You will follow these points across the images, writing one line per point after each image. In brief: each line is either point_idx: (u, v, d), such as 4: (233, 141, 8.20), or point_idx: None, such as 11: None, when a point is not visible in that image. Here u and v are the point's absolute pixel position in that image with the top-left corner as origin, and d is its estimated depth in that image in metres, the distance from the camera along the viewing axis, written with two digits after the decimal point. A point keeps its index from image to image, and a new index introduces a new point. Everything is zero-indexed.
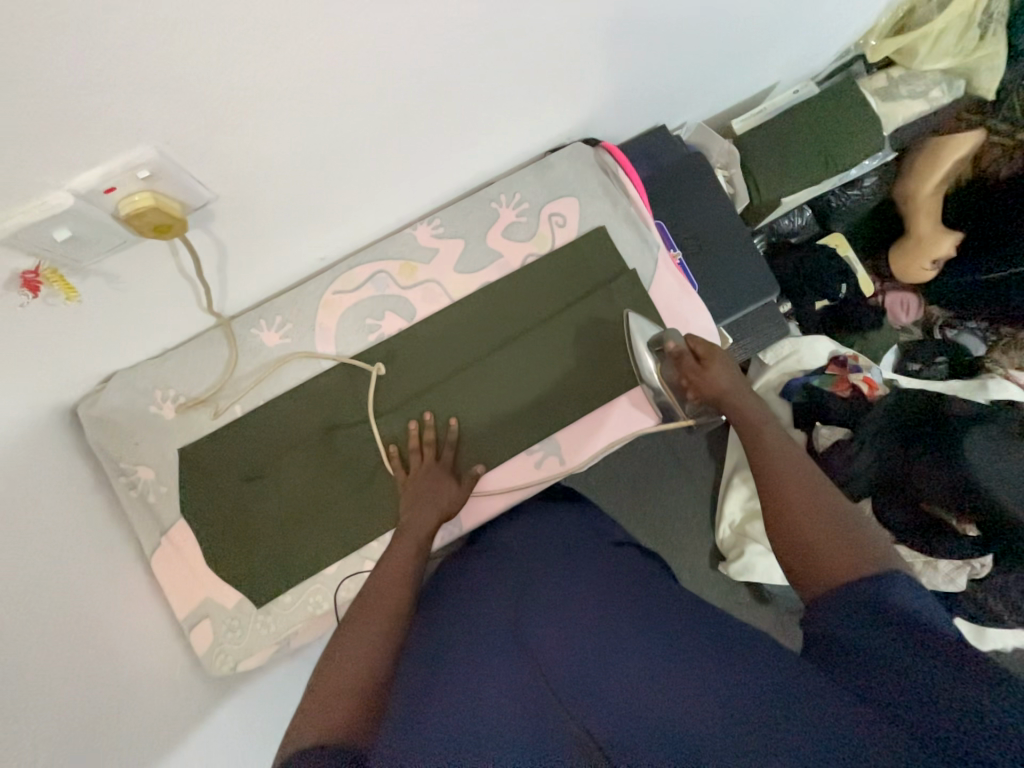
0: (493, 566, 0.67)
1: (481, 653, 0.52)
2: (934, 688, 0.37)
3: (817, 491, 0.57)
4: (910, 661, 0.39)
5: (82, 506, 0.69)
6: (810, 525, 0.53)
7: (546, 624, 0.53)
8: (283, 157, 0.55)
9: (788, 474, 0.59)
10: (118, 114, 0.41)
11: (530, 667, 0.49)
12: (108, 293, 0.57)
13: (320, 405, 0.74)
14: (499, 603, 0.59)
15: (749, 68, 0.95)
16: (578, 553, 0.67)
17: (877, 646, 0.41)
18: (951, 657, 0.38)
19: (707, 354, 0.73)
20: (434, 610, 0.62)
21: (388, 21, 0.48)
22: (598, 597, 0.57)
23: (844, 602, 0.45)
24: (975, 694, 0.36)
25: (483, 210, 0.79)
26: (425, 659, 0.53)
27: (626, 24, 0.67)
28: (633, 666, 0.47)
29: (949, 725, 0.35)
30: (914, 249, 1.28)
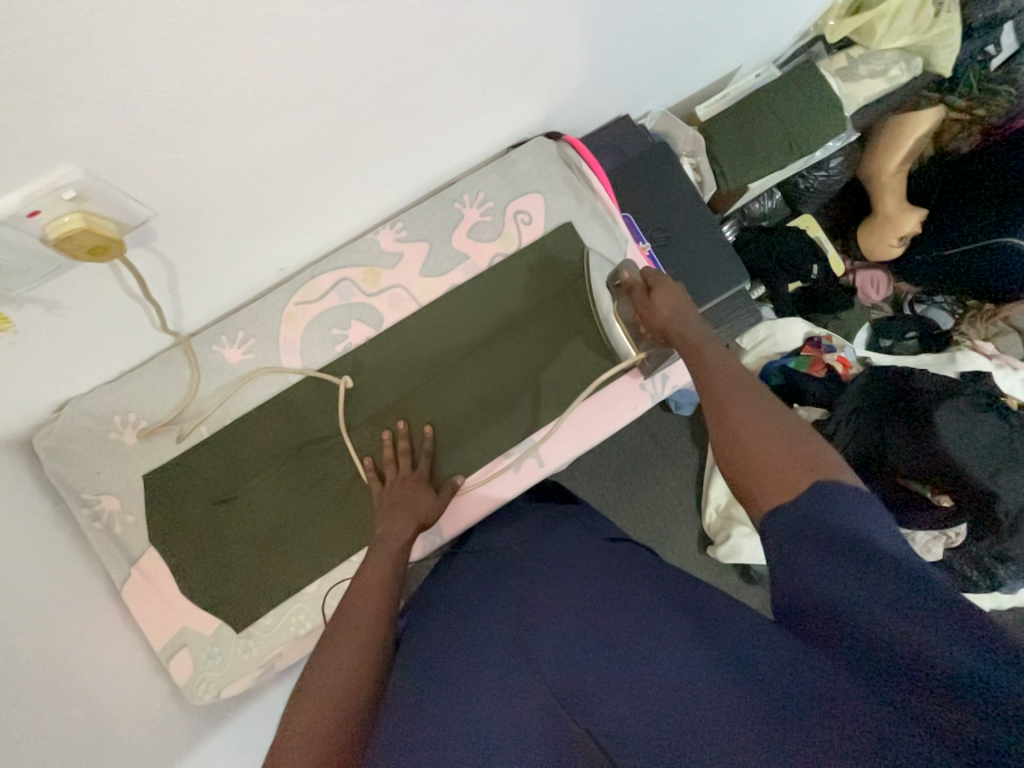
0: (485, 569, 0.66)
1: (473, 656, 0.50)
2: (913, 644, 0.32)
3: (763, 404, 0.55)
4: (879, 610, 0.35)
5: (43, 542, 0.66)
6: (762, 442, 0.51)
7: (536, 618, 0.51)
8: (226, 167, 0.52)
9: (735, 392, 0.56)
10: (35, 133, 0.38)
11: (526, 665, 0.46)
12: (49, 321, 0.54)
13: (289, 421, 0.72)
14: (494, 605, 0.57)
15: (709, 54, 0.94)
16: (570, 547, 0.65)
17: (845, 596, 0.37)
18: (935, 609, 0.34)
19: (655, 282, 0.69)
20: (429, 618, 0.61)
21: (326, 22, 0.46)
22: (583, 585, 0.55)
23: (812, 543, 0.41)
24: (968, 658, 0.31)
25: (446, 210, 0.77)
26: (417, 667, 0.51)
27: (580, 14, 0.65)
28: (619, 659, 0.43)
29: (942, 701, 0.30)
30: (881, 227, 1.29)
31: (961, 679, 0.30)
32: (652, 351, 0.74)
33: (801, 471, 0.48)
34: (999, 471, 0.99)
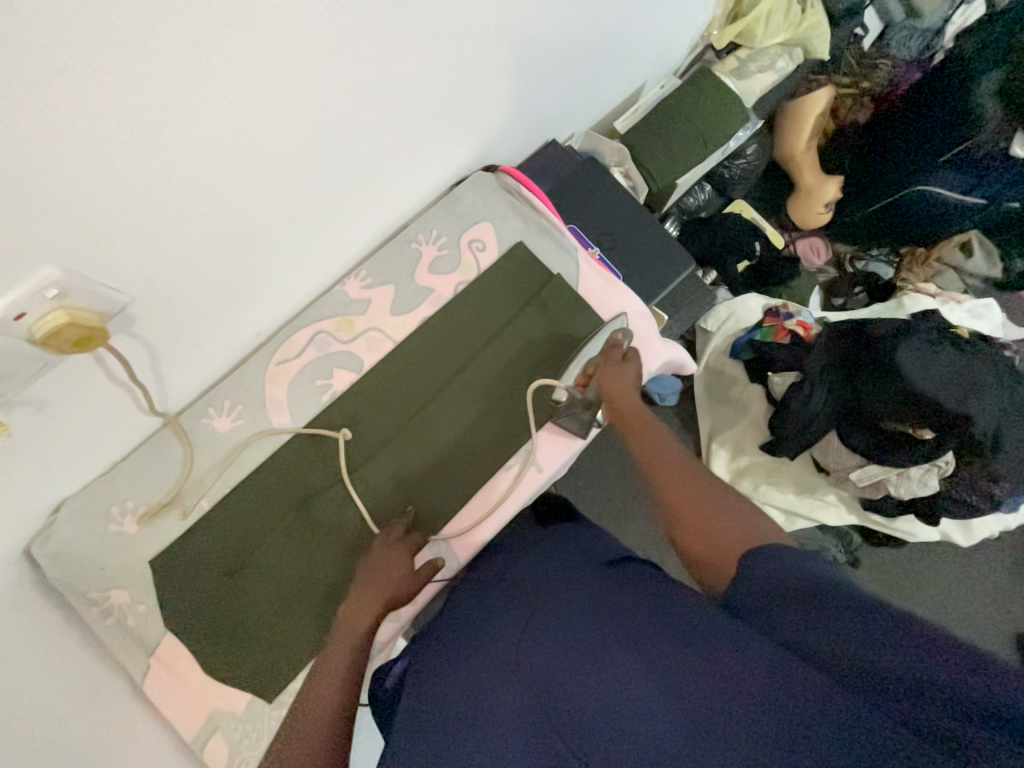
0: (483, 602, 0.65)
1: (478, 703, 0.50)
2: (899, 666, 0.34)
3: (712, 487, 0.60)
4: (865, 640, 0.36)
5: (55, 650, 0.64)
6: (712, 517, 0.56)
7: (545, 649, 0.51)
8: (195, 248, 0.56)
9: (687, 473, 0.62)
10: (19, 243, 0.42)
11: (532, 698, 0.48)
12: (39, 421, 0.55)
13: (289, 478, 0.73)
14: (497, 639, 0.56)
15: (615, 75, 1.05)
16: (566, 564, 0.66)
17: (827, 631, 0.39)
18: (892, 623, 0.36)
19: (631, 356, 0.75)
20: (437, 656, 0.60)
21: (267, 104, 0.51)
22: (591, 602, 0.56)
23: (787, 598, 0.42)
24: (946, 668, 0.32)
25: (405, 252, 0.82)
26: (427, 734, 0.51)
27: (491, 59, 0.72)
28: (621, 684, 0.44)
29: (928, 712, 0.32)
30: (806, 198, 1.41)
31: (946, 688, 0.32)
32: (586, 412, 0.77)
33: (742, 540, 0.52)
34: (965, 397, 1.04)
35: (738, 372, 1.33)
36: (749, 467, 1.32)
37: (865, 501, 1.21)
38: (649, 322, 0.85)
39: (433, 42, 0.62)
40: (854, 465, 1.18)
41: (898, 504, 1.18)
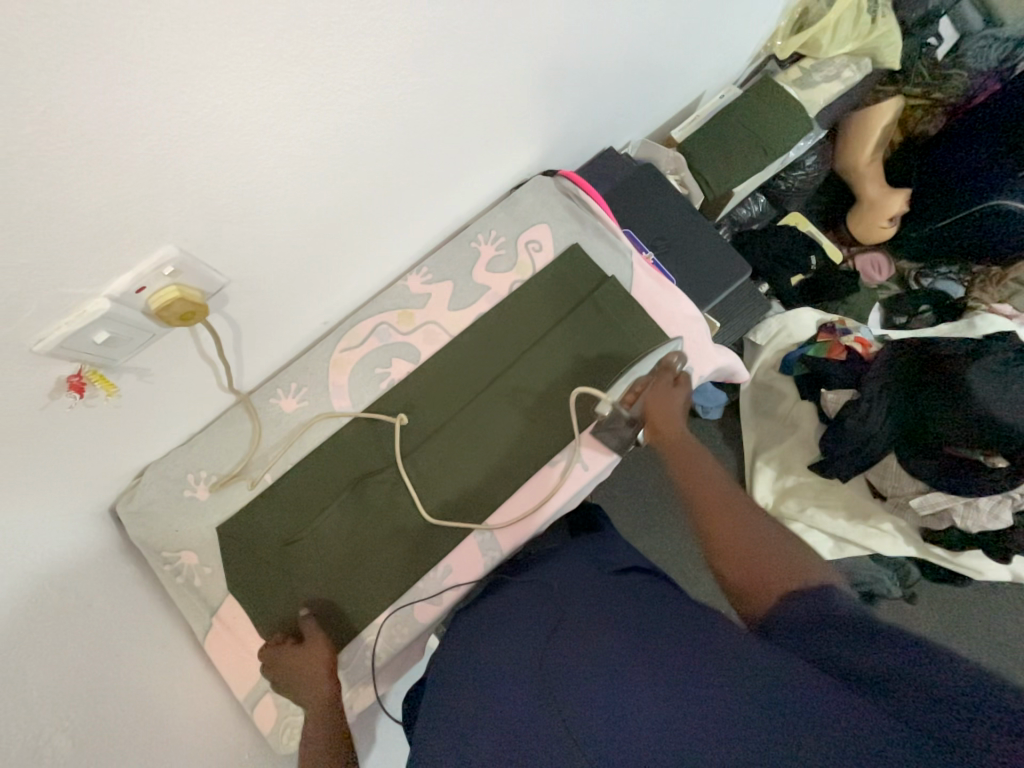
0: (512, 603, 0.70)
1: (502, 700, 0.54)
2: (906, 678, 0.37)
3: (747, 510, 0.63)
4: (872, 656, 0.39)
5: (132, 602, 0.71)
6: (749, 549, 0.58)
7: (565, 650, 0.55)
8: (284, 235, 0.61)
9: (724, 501, 0.65)
10: (147, 226, 0.48)
11: (548, 696, 0.51)
12: (140, 387, 0.62)
13: (345, 459, 0.77)
14: (521, 639, 0.61)
15: (676, 85, 1.06)
16: (588, 573, 0.71)
17: (841, 651, 0.42)
18: (899, 645, 0.39)
19: (681, 380, 0.76)
20: (474, 647, 0.66)
21: (358, 105, 0.56)
22: (609, 609, 0.60)
23: (811, 624, 0.45)
24: (949, 680, 0.35)
25: (464, 250, 0.85)
26: (451, 727, 0.56)
27: (557, 67, 0.75)
28: (624, 689, 0.47)
29: (924, 709, 0.35)
30: (869, 211, 1.36)
31: (941, 687, 0.35)
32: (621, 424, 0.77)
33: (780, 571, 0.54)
34: None
35: (787, 387, 1.29)
36: (796, 487, 1.27)
37: (925, 533, 1.13)
38: (701, 326, 0.85)
39: (504, 47, 0.65)
40: (915, 492, 1.11)
41: (964, 538, 1.09)
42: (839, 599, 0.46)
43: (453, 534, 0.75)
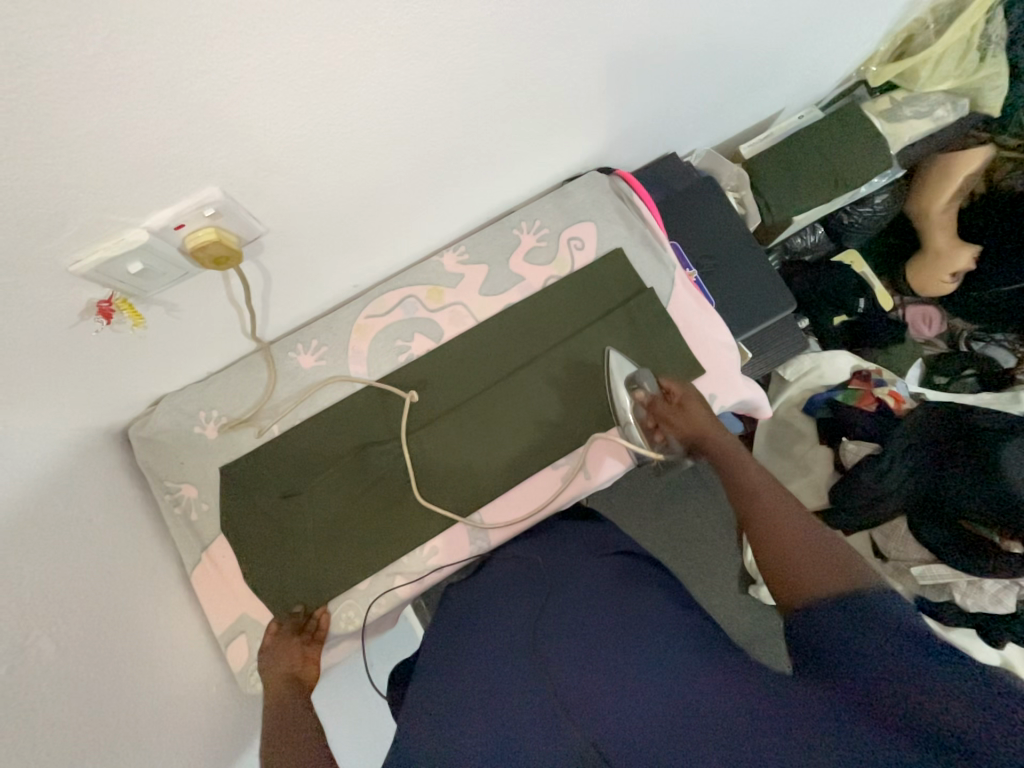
0: (503, 583, 0.68)
1: (496, 681, 0.53)
2: (933, 693, 0.36)
3: (790, 504, 0.61)
4: (903, 661, 0.38)
5: (130, 523, 0.73)
6: (788, 541, 0.55)
7: (559, 635, 0.55)
8: (329, 193, 0.60)
9: (766, 494, 0.63)
10: (195, 165, 0.47)
11: (548, 681, 0.51)
12: (167, 321, 0.62)
13: (353, 425, 0.78)
14: (510, 623, 0.60)
15: (756, 97, 1.00)
16: (582, 557, 0.70)
17: (869, 648, 0.40)
18: (928, 655, 0.38)
19: (682, 395, 0.76)
20: (463, 621, 0.66)
21: (423, 72, 0.54)
22: (598, 591, 0.60)
23: (841, 623, 0.43)
24: (971, 692, 0.35)
25: (505, 236, 0.83)
26: (442, 716, 0.53)
27: (634, 60, 0.71)
28: (632, 677, 0.49)
29: (948, 717, 0.35)
30: (931, 264, 1.28)
31: (965, 704, 0.35)
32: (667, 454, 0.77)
33: (818, 562, 0.51)
34: None
35: (807, 429, 1.25)
36: None
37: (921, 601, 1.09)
38: (733, 354, 0.82)
39: (583, 32, 0.62)
40: (919, 561, 1.07)
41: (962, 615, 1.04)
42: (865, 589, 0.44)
43: (444, 519, 0.75)
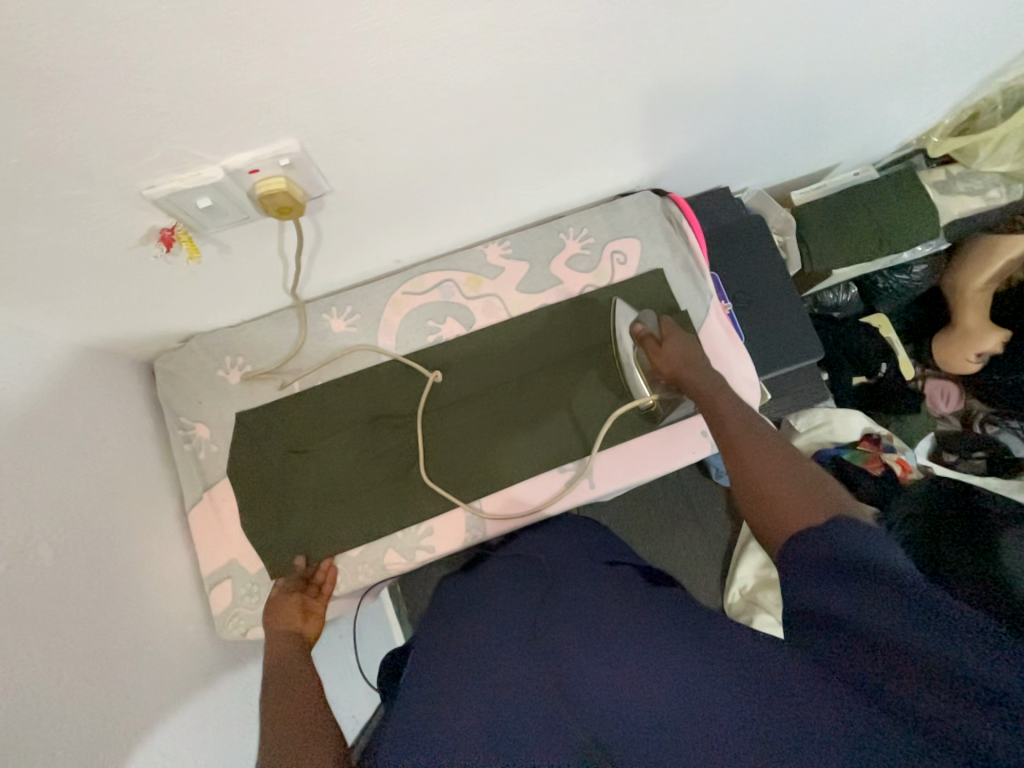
0: (507, 578, 0.69)
1: (490, 664, 0.52)
2: (924, 657, 0.34)
3: (772, 440, 0.60)
4: (891, 621, 0.37)
5: (140, 450, 0.75)
6: (771, 479, 0.55)
7: (560, 625, 0.56)
8: (396, 166, 0.62)
9: (748, 429, 0.62)
10: (278, 115, 0.48)
11: (546, 667, 0.51)
12: (218, 262, 0.64)
13: (371, 394, 0.79)
14: (513, 614, 0.60)
15: (816, 147, 1.01)
16: (584, 558, 0.71)
17: (853, 606, 0.39)
18: (911, 609, 0.36)
19: (666, 333, 0.76)
20: (461, 611, 0.66)
21: (512, 65, 0.55)
22: (599, 592, 0.61)
23: (827, 577, 0.42)
24: (959, 651, 0.33)
25: (551, 238, 0.84)
26: (429, 693, 0.51)
27: (708, 89, 0.72)
28: (627, 661, 0.48)
29: (940, 703, 0.33)
30: (957, 342, 1.28)
31: (957, 670, 0.33)
32: (666, 398, 0.77)
33: (801, 501, 0.51)
34: None
35: None
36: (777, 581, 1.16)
37: None
38: (754, 393, 0.82)
39: (666, 57, 0.63)
40: None
41: None
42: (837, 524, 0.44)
43: (445, 501, 0.76)
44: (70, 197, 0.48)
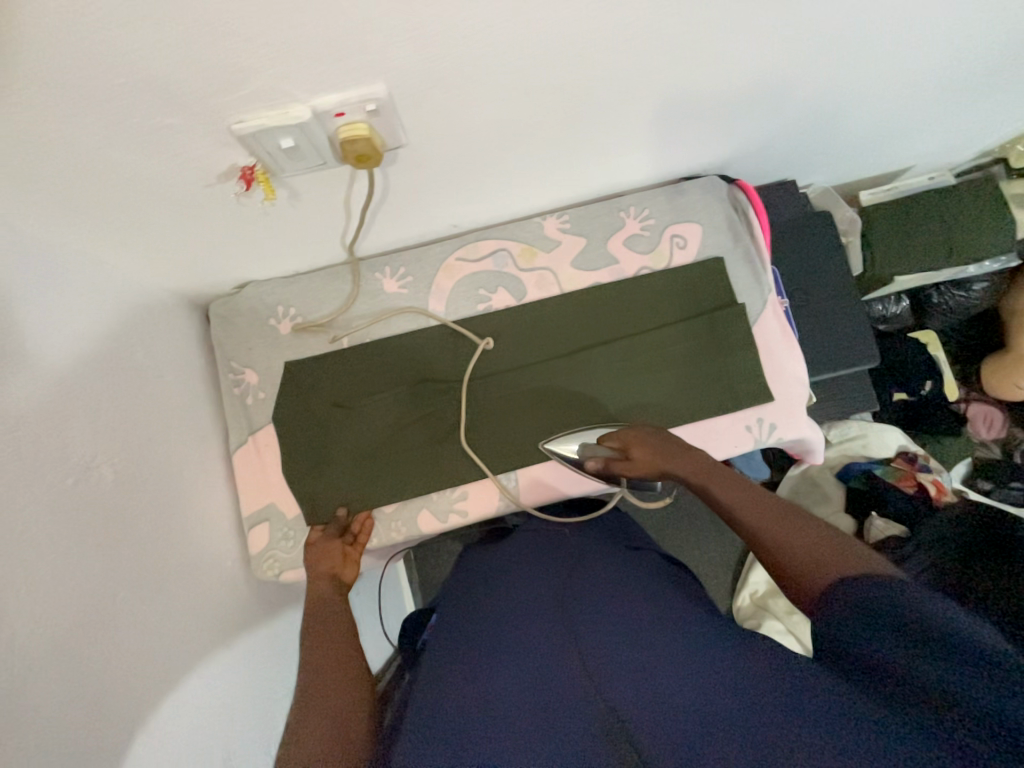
0: (529, 546, 0.73)
1: (515, 630, 0.56)
2: (927, 684, 0.36)
3: (779, 506, 0.55)
4: (900, 654, 0.37)
5: (192, 389, 0.77)
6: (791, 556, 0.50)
7: (587, 605, 0.57)
8: (471, 124, 0.61)
9: (751, 501, 0.57)
10: (371, 56, 0.47)
11: (570, 641, 0.52)
12: (287, 207, 0.64)
13: (419, 357, 0.79)
14: (542, 582, 0.63)
15: (893, 147, 0.97)
16: (605, 543, 0.73)
17: (868, 643, 0.39)
18: (920, 645, 0.36)
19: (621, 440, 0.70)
20: (489, 573, 0.69)
21: (608, 29, 0.53)
22: (621, 576, 0.62)
23: (845, 617, 0.42)
24: (958, 681, 0.34)
25: (610, 216, 0.83)
26: (458, 654, 0.56)
27: (799, 74, 0.68)
28: (654, 650, 0.50)
29: (934, 720, 0.35)
30: (1009, 365, 1.21)
31: (955, 700, 0.34)
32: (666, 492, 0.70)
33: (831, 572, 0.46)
34: None
35: (835, 493, 1.22)
36: None
37: None
38: (803, 393, 0.80)
39: (766, 32, 0.59)
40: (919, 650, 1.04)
41: None
42: (875, 596, 0.41)
43: (482, 469, 0.77)
44: (161, 126, 0.48)
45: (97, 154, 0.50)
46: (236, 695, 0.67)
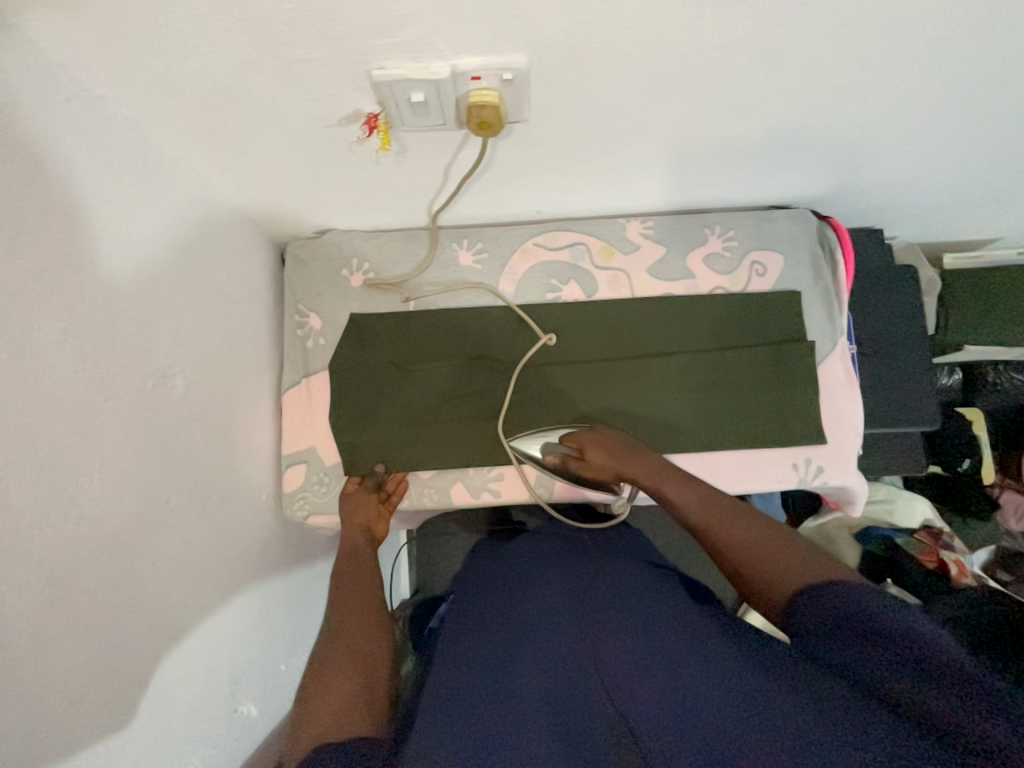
0: (541, 550, 0.71)
1: (533, 616, 0.56)
2: (920, 703, 0.36)
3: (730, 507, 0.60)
4: (894, 671, 0.38)
5: (259, 321, 0.78)
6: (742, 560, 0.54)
7: (609, 605, 0.57)
8: (591, 113, 0.61)
9: (707, 502, 0.61)
10: (522, 28, 0.48)
11: (586, 634, 0.53)
12: (393, 161, 0.65)
13: (481, 332, 0.80)
14: (563, 578, 0.63)
15: (989, 215, 0.94)
16: (631, 552, 0.72)
17: (857, 657, 0.40)
18: (914, 664, 0.37)
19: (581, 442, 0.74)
20: (509, 562, 0.70)
21: (752, 46, 0.53)
22: (642, 583, 0.61)
23: (834, 630, 0.43)
24: (953, 702, 0.35)
25: (694, 231, 0.83)
26: (474, 632, 0.57)
27: (921, 127, 0.67)
28: (670, 654, 0.48)
29: (926, 740, 0.35)
30: None
31: (948, 719, 0.34)
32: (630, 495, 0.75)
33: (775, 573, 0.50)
34: None
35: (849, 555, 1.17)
36: None
37: None
38: (857, 443, 0.79)
39: (905, 79, 0.58)
40: None
41: None
42: (852, 606, 0.43)
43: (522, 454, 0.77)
44: (307, 61, 0.50)
45: (239, 76, 0.51)
46: (250, 620, 0.68)
